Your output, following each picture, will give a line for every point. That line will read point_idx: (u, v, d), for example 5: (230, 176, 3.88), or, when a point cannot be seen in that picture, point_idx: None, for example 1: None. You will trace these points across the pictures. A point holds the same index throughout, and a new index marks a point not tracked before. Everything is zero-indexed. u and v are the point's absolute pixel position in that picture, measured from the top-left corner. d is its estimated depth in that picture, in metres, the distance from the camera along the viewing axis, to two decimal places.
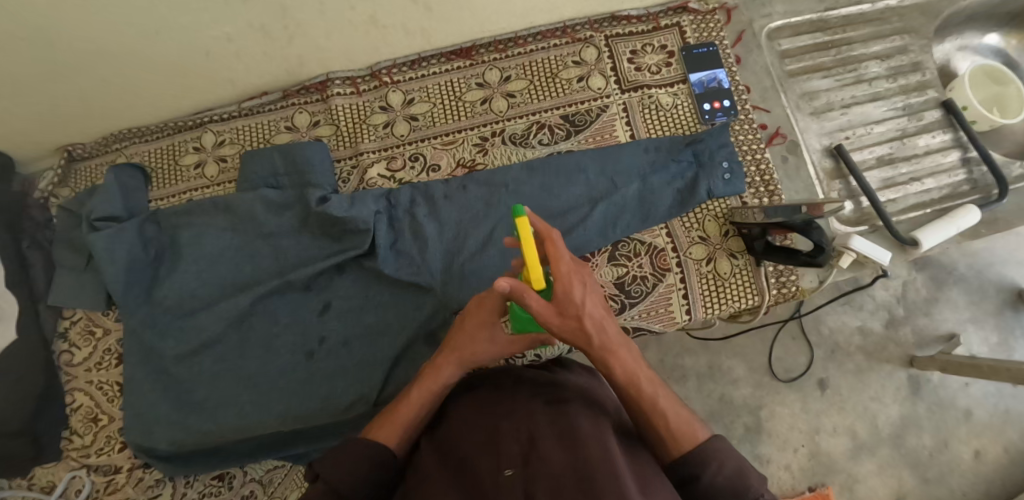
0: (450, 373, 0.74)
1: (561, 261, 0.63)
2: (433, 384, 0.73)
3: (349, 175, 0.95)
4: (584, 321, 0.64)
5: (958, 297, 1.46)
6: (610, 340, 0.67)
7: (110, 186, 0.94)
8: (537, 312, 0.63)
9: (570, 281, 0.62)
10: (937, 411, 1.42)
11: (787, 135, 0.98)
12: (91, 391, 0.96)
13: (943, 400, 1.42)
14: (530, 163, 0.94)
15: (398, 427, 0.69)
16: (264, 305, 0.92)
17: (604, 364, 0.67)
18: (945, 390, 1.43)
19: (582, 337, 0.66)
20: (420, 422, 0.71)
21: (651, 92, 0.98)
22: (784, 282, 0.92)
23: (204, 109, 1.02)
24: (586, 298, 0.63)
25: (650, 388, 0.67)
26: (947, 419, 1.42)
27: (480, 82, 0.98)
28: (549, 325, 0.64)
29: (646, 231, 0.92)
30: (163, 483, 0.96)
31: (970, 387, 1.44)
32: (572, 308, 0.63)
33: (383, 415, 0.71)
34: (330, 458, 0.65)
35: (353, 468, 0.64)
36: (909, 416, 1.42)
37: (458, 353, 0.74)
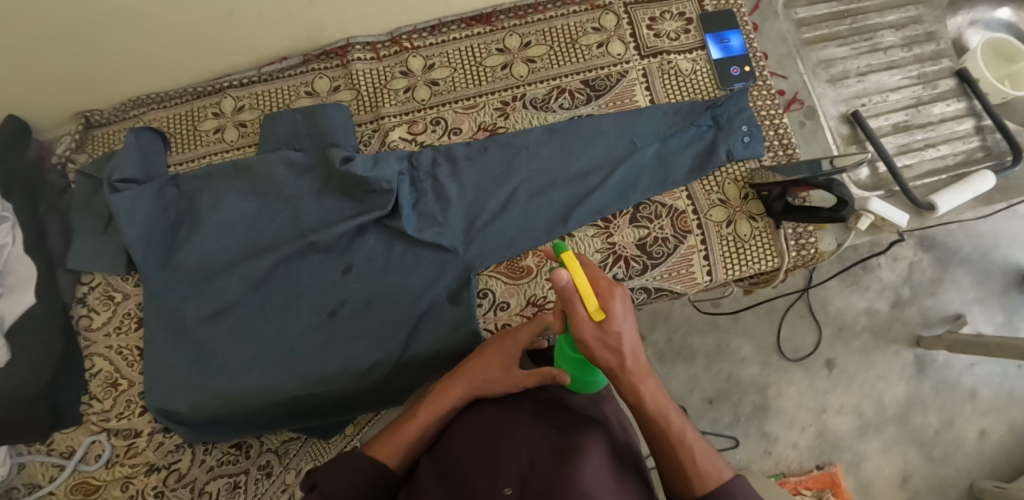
0: (457, 396, 0.79)
1: (601, 275, 0.62)
2: (440, 406, 0.78)
3: (370, 137, 0.96)
4: (622, 338, 0.62)
5: (964, 277, 1.57)
6: (642, 364, 0.66)
7: (129, 148, 0.93)
8: (576, 321, 0.61)
9: (613, 295, 0.61)
10: (943, 390, 1.53)
11: (805, 101, 0.99)
12: (111, 355, 0.95)
13: (949, 379, 1.53)
14: (551, 126, 0.94)
15: (400, 446, 0.75)
16: (284, 269, 0.92)
17: (633, 392, 0.67)
18: (950, 370, 1.54)
19: (616, 356, 0.64)
20: (420, 441, 0.76)
21: (670, 58, 0.98)
22: (803, 243, 0.93)
23: (224, 75, 1.02)
24: (627, 315, 0.62)
25: (676, 420, 0.69)
26: (952, 399, 1.52)
27: (501, 48, 0.98)
28: (585, 338, 0.62)
29: (666, 194, 0.93)
30: (183, 448, 0.96)
31: (975, 368, 1.55)
32: (615, 323, 0.61)
33: (387, 434, 0.77)
34: (331, 471, 0.70)
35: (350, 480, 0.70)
36: (914, 395, 1.52)
37: (469, 380, 0.79)
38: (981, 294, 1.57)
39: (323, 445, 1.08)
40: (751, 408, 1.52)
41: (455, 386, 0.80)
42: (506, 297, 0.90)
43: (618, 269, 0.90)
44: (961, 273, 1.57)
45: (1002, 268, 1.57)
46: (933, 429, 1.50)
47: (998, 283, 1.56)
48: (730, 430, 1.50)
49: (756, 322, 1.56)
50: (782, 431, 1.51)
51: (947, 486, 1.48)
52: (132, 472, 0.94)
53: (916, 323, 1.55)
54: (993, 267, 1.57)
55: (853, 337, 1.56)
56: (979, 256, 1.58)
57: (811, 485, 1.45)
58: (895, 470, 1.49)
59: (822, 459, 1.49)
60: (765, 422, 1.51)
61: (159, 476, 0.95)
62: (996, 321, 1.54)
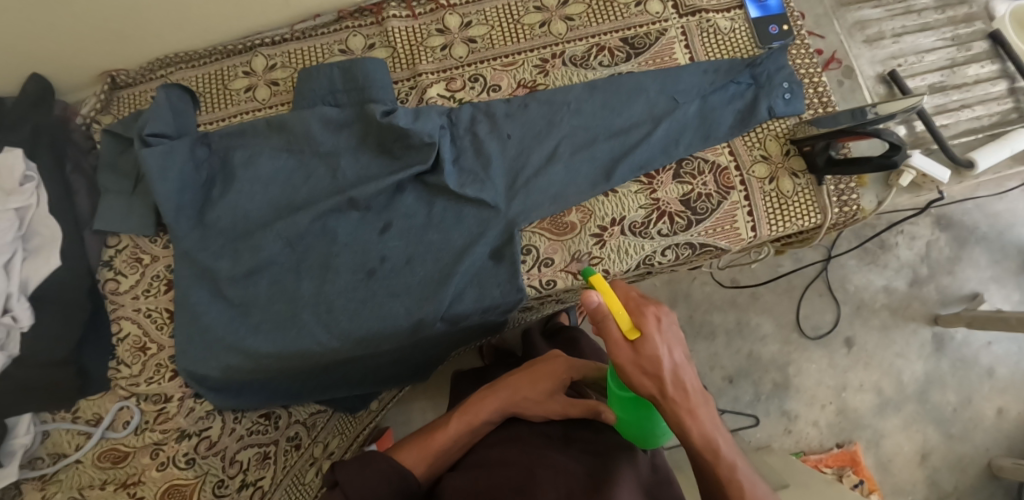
0: (491, 411, 0.85)
1: (634, 296, 0.65)
2: (473, 419, 0.84)
3: (407, 94, 0.94)
4: (658, 360, 0.62)
5: (980, 256, 1.56)
6: (687, 394, 0.63)
7: (160, 105, 0.90)
8: (609, 340, 0.63)
9: (643, 312, 0.63)
10: (962, 368, 1.53)
11: (842, 60, 0.99)
12: (139, 319, 0.92)
13: (967, 357, 1.53)
14: (591, 83, 0.93)
15: (428, 454, 0.81)
16: (322, 226, 0.90)
17: (677, 424, 0.64)
18: (969, 348, 1.53)
19: (655, 381, 0.63)
20: (447, 452, 0.82)
21: (709, 17, 0.98)
22: (845, 200, 0.92)
23: (255, 34, 0.99)
24: (663, 336, 0.63)
25: (729, 454, 0.64)
26: (970, 377, 1.52)
27: (538, 6, 0.97)
28: (619, 358, 0.63)
29: (708, 150, 0.92)
30: (213, 416, 0.93)
31: (993, 347, 1.54)
32: (649, 343, 0.62)
33: (419, 440, 0.83)
34: (355, 473, 0.73)
35: (372, 483, 0.74)
36: (932, 372, 1.52)
37: (507, 397, 0.86)
38: (997, 273, 1.56)
39: (348, 419, 1.17)
40: (771, 386, 1.52)
41: (492, 401, 0.86)
42: (550, 253, 0.88)
43: (663, 225, 0.89)
44: (978, 252, 1.56)
45: (1018, 246, 1.56)
46: (951, 407, 1.50)
47: (1014, 262, 1.55)
48: (750, 408, 1.50)
49: (775, 300, 1.56)
50: (802, 409, 1.50)
51: (965, 463, 1.48)
52: (162, 438, 0.90)
53: (933, 301, 1.55)
54: (1009, 244, 1.56)
55: (872, 314, 1.55)
56: (995, 235, 1.56)
57: (831, 463, 1.45)
58: (914, 448, 1.48)
59: (842, 437, 1.49)
60: (785, 401, 1.50)
61: (190, 442, 0.91)
62: (1013, 299, 1.53)
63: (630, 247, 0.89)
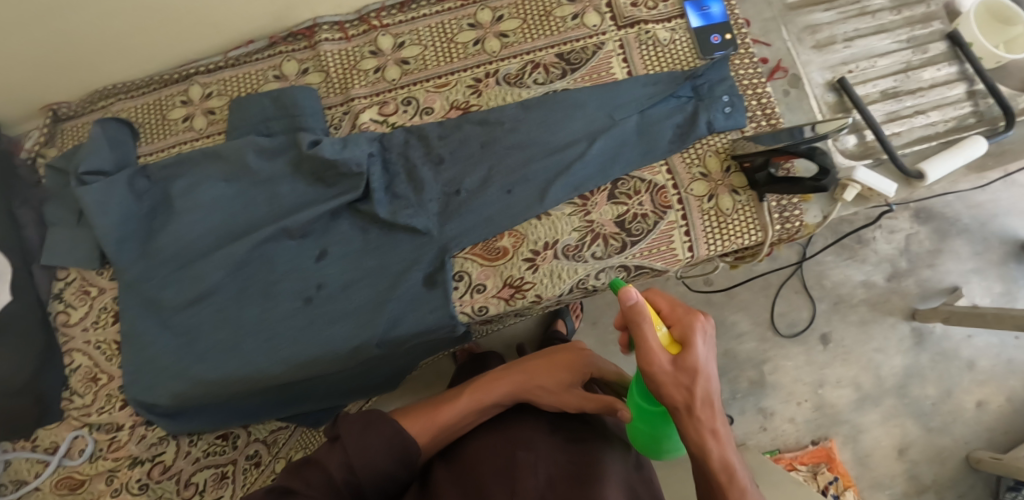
0: (503, 392, 0.89)
1: (678, 308, 0.67)
2: (484, 397, 0.88)
3: (340, 121, 0.93)
4: (697, 374, 0.63)
5: (962, 247, 1.47)
6: (714, 412, 0.64)
7: (96, 140, 0.91)
8: (646, 347, 0.64)
9: (687, 324, 0.65)
10: (942, 361, 1.43)
11: (788, 68, 0.95)
12: (90, 350, 0.94)
13: (948, 350, 1.43)
14: (525, 102, 0.92)
15: (433, 425, 0.84)
16: (260, 253, 0.89)
17: (697, 443, 0.64)
18: (949, 341, 1.43)
19: (687, 393, 0.63)
20: (450, 428, 0.84)
21: (648, 28, 0.95)
22: (788, 216, 0.90)
23: (190, 63, 0.99)
24: (704, 349, 0.64)
25: (744, 480, 0.63)
26: (951, 370, 1.42)
27: (472, 23, 0.95)
28: (655, 366, 0.63)
29: (645, 169, 0.90)
30: (167, 441, 0.96)
31: (973, 339, 1.44)
32: (688, 354, 0.63)
33: (427, 413, 0.86)
34: (356, 434, 0.71)
35: (371, 446, 0.71)
36: (912, 366, 1.42)
37: (521, 383, 0.91)
38: (979, 265, 1.47)
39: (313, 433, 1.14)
40: (746, 383, 1.43)
41: (505, 385, 0.91)
42: (482, 279, 0.88)
43: (597, 248, 0.88)
44: (960, 243, 1.47)
45: (1000, 238, 1.47)
46: (931, 401, 1.40)
47: (997, 253, 1.47)
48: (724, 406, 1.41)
49: (752, 297, 1.46)
50: (778, 406, 1.41)
51: (945, 456, 1.38)
52: (115, 465, 0.93)
53: (913, 295, 1.45)
54: (992, 235, 1.47)
55: (850, 310, 1.45)
56: (977, 226, 1.48)
57: (806, 460, 1.36)
58: (892, 442, 1.39)
59: (817, 434, 1.40)
60: (761, 398, 1.41)
61: (143, 468, 0.94)
62: (994, 291, 1.45)
63: (563, 271, 0.88)
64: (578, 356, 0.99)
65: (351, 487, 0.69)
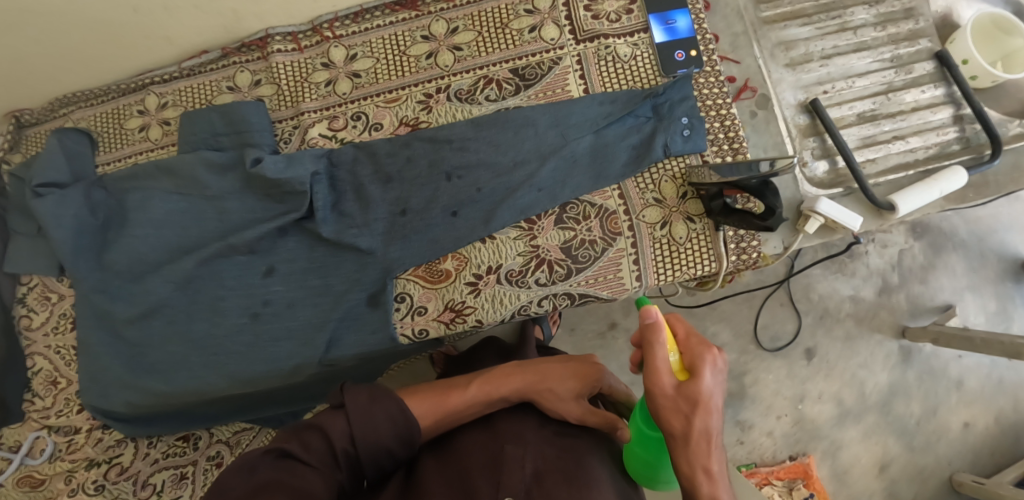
0: (514, 387, 0.79)
1: (695, 337, 0.64)
2: (494, 389, 0.79)
3: (290, 135, 0.93)
4: (700, 407, 0.59)
5: (958, 263, 1.38)
6: (711, 450, 0.59)
7: (52, 152, 0.93)
8: (652, 367, 0.61)
9: (699, 355, 0.61)
10: (929, 379, 1.35)
11: (757, 88, 0.90)
12: (50, 355, 0.97)
13: (935, 368, 1.35)
14: (476, 119, 0.89)
15: (437, 409, 0.76)
16: (208, 269, 0.90)
17: (688, 478, 0.60)
18: (938, 359, 1.35)
19: (684, 423, 0.60)
20: (451, 417, 0.76)
21: (608, 42, 0.91)
22: (745, 247, 0.86)
23: (147, 71, 0.99)
24: (714, 385, 0.60)
25: None
26: (937, 389, 1.34)
27: (426, 35, 0.93)
28: (657, 387, 0.61)
29: (597, 192, 0.87)
30: (124, 443, 0.99)
31: (965, 358, 1.36)
32: (693, 384, 0.60)
33: (435, 394, 0.78)
34: (362, 405, 0.66)
35: (375, 423, 0.66)
36: (897, 383, 1.34)
37: (534, 382, 0.80)
38: (974, 282, 1.38)
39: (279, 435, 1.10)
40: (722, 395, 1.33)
41: (518, 380, 0.80)
42: (423, 301, 0.87)
43: (540, 274, 0.86)
44: (955, 259, 1.38)
45: (998, 255, 1.39)
46: (915, 419, 1.33)
47: (993, 270, 1.38)
48: None
49: (734, 308, 1.36)
50: (757, 419, 1.32)
51: (925, 476, 1.31)
52: (73, 466, 0.97)
53: (903, 312, 1.36)
54: (989, 251, 1.39)
55: (836, 324, 1.36)
56: (975, 242, 1.39)
57: (783, 475, 1.28)
58: (873, 460, 1.31)
59: (796, 449, 1.31)
60: (738, 410, 1.32)
61: (99, 470, 0.97)
62: (988, 310, 1.37)
63: (505, 297, 0.86)
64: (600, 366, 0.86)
65: (347, 459, 0.65)
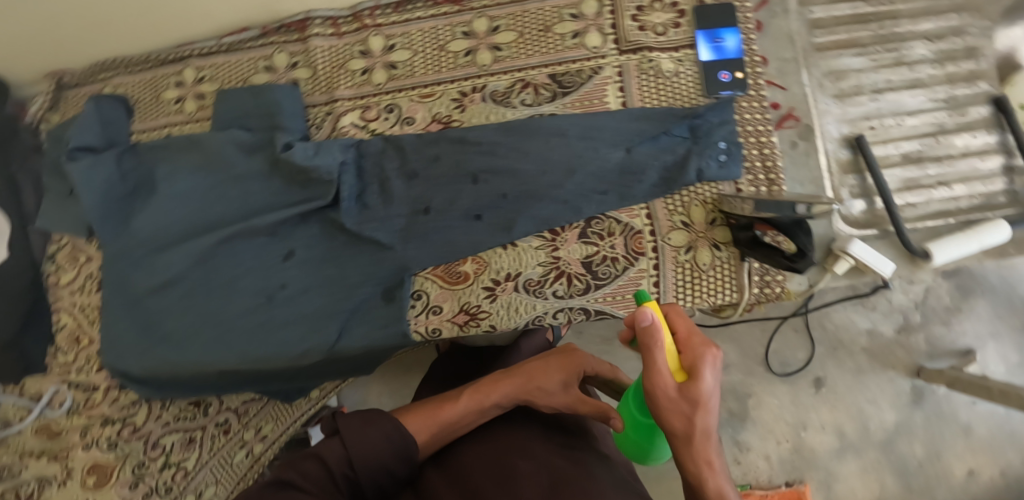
0: (505, 392, 0.81)
1: (694, 334, 0.64)
2: (484, 396, 0.81)
3: (322, 120, 0.93)
4: (702, 406, 0.60)
5: (983, 309, 1.34)
6: (711, 444, 0.61)
7: (88, 115, 0.94)
8: (654, 369, 0.61)
9: (699, 355, 0.62)
10: (936, 422, 1.32)
11: (801, 118, 0.87)
12: (74, 312, 1.00)
13: (945, 411, 1.32)
14: (507, 123, 0.88)
15: (432, 424, 0.78)
16: (227, 249, 0.92)
17: (693, 473, 0.61)
18: (949, 403, 1.32)
19: (686, 422, 0.61)
20: (451, 427, 0.78)
21: (652, 56, 0.88)
22: (769, 281, 0.85)
23: (186, 43, 1.00)
24: (713, 383, 0.61)
25: None
26: (943, 433, 1.31)
27: (466, 31, 0.91)
28: (658, 389, 0.61)
29: (624, 210, 0.86)
30: (138, 405, 1.02)
31: (978, 405, 1.32)
32: (694, 386, 0.60)
33: (428, 408, 0.80)
34: (356, 427, 0.70)
35: (371, 442, 0.70)
36: (903, 422, 1.32)
37: (522, 384, 0.82)
38: (998, 329, 1.34)
39: (285, 407, 1.14)
40: (723, 412, 1.34)
41: (505, 385, 0.82)
42: (439, 301, 0.87)
43: (559, 286, 0.86)
44: (982, 303, 1.35)
45: None
46: (916, 460, 1.30)
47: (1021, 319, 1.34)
48: None
49: (745, 329, 1.36)
50: (755, 441, 1.32)
51: None
52: (89, 421, 1.00)
53: (920, 352, 1.33)
54: (1019, 299, 1.34)
55: (848, 357, 1.34)
56: (1005, 288, 1.35)
57: None
58: (868, 496, 1.29)
59: (792, 475, 1.30)
60: (738, 430, 1.32)
61: (114, 427, 1.00)
62: (1010, 361, 1.32)
63: (521, 305, 0.86)
64: (583, 354, 0.89)
65: (346, 483, 0.68)
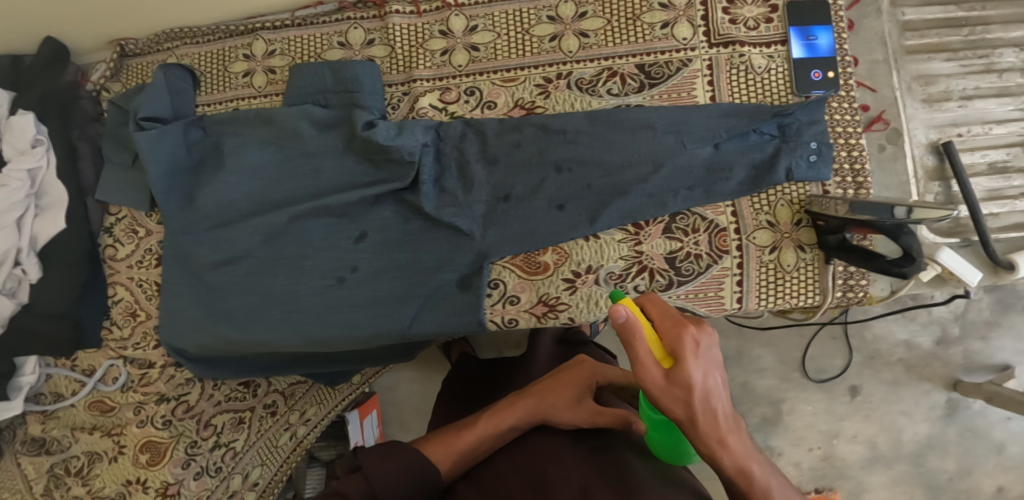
0: (519, 413, 0.85)
1: (670, 317, 0.63)
2: (500, 419, 0.84)
3: (399, 101, 0.91)
4: (695, 387, 0.60)
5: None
6: (715, 421, 0.61)
7: (157, 85, 0.91)
8: (638, 365, 0.60)
9: (680, 339, 0.61)
10: (970, 438, 1.30)
11: (890, 121, 0.86)
12: (132, 287, 0.98)
13: (979, 428, 1.30)
14: (594, 113, 0.86)
15: (452, 451, 0.81)
16: (298, 228, 0.89)
17: (706, 452, 0.62)
18: (984, 419, 1.30)
19: (684, 407, 0.61)
20: (471, 450, 0.82)
21: (743, 51, 0.87)
22: (852, 285, 0.84)
23: (258, 16, 0.98)
24: (700, 360, 0.60)
25: (759, 474, 0.63)
26: (977, 450, 1.30)
27: (552, 15, 0.89)
28: (647, 384, 0.60)
29: (709, 206, 0.84)
30: (193, 383, 1.00)
31: (1011, 422, 1.30)
32: (682, 370, 0.60)
33: (448, 437, 0.84)
34: (378, 462, 0.74)
35: (394, 472, 0.74)
36: (935, 437, 1.31)
37: (536, 403, 0.85)
38: None
39: (329, 390, 1.19)
40: (756, 419, 1.36)
41: (520, 406, 0.85)
42: (517, 291, 0.87)
43: (641, 281, 0.85)
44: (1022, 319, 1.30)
45: None
46: (947, 475, 1.30)
47: None
48: None
49: (783, 335, 1.37)
50: (786, 447, 1.34)
51: None
52: (144, 398, 0.98)
53: (957, 366, 1.31)
54: None
55: (885, 367, 1.34)
56: None
57: None
58: None
59: (821, 482, 1.32)
60: (768, 435, 1.35)
61: (168, 405, 0.98)
62: None
63: (602, 298, 0.86)
64: (592, 367, 0.92)
65: None
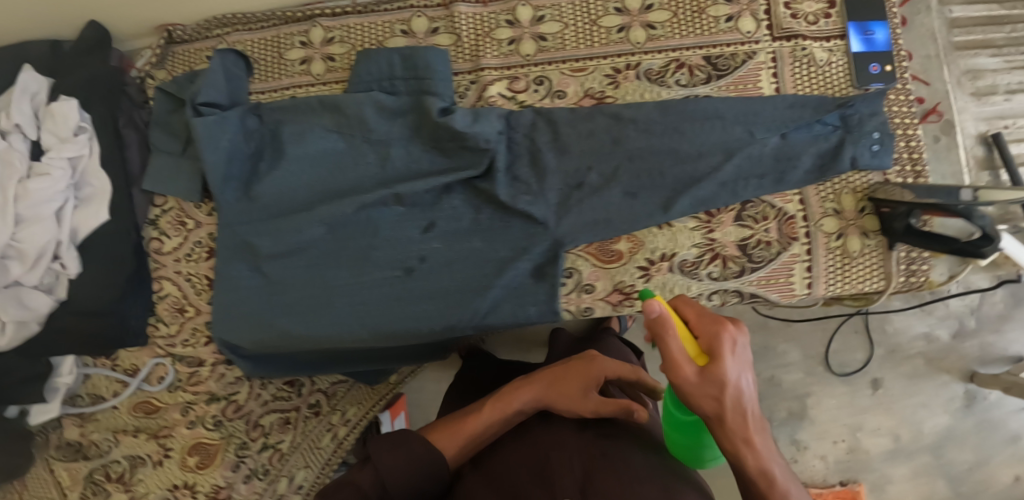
0: (525, 397, 0.80)
1: (705, 314, 0.62)
2: (506, 404, 0.79)
3: (466, 89, 0.91)
4: (728, 386, 0.58)
5: None
6: (745, 419, 0.59)
7: (214, 71, 0.88)
8: (672, 360, 0.59)
9: (717, 336, 0.60)
10: (986, 429, 1.36)
11: (944, 114, 0.92)
12: (179, 281, 0.94)
13: (994, 419, 1.35)
14: (664, 103, 0.87)
15: (456, 437, 0.76)
16: (365, 216, 0.87)
17: (730, 450, 0.60)
18: (999, 410, 1.36)
19: (715, 404, 0.59)
20: (475, 437, 0.77)
21: (805, 44, 0.89)
22: (914, 270, 0.88)
23: (315, 3, 0.95)
24: (736, 358, 0.59)
25: (782, 477, 0.61)
26: (993, 440, 1.35)
27: (619, 7, 0.90)
28: (680, 379, 0.59)
29: (777, 194, 0.86)
30: (242, 381, 0.97)
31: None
32: (717, 367, 0.58)
33: (453, 423, 0.78)
34: (387, 450, 0.69)
35: (398, 466, 0.69)
36: (954, 428, 1.36)
37: (543, 388, 0.80)
38: None
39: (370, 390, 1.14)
40: (782, 413, 1.38)
41: (528, 391, 0.80)
42: (592, 279, 0.88)
43: (713, 268, 0.87)
44: None
45: None
46: (965, 465, 1.35)
47: None
48: None
49: (806, 329, 1.39)
50: (812, 441, 1.37)
51: None
52: (193, 398, 0.95)
53: (972, 358, 1.36)
54: None
55: (904, 361, 1.38)
56: None
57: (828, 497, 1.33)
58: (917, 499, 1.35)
59: (846, 475, 1.36)
60: (795, 430, 1.37)
61: (219, 405, 0.95)
62: None
63: (676, 285, 0.87)
64: (603, 360, 0.87)
65: None
